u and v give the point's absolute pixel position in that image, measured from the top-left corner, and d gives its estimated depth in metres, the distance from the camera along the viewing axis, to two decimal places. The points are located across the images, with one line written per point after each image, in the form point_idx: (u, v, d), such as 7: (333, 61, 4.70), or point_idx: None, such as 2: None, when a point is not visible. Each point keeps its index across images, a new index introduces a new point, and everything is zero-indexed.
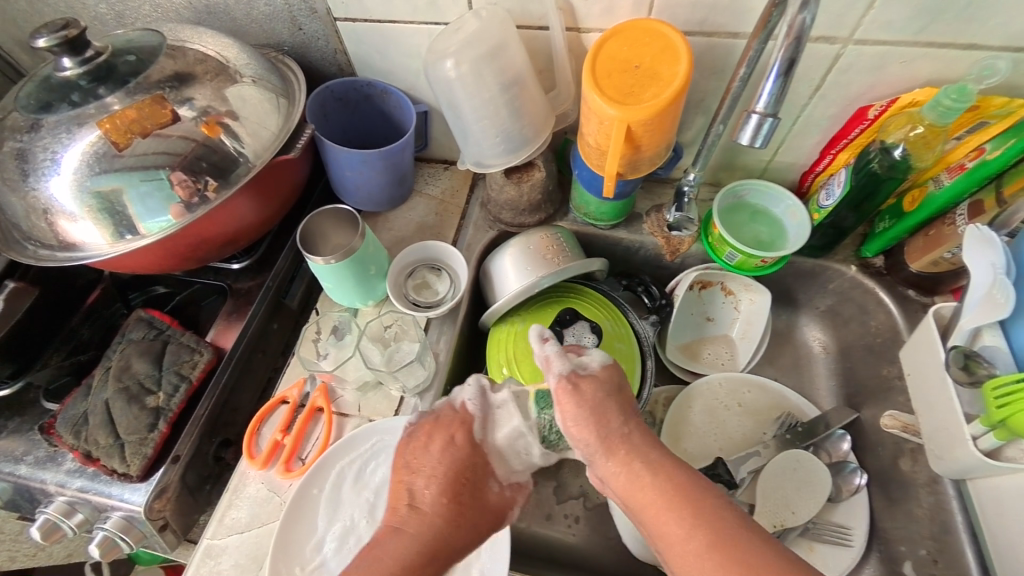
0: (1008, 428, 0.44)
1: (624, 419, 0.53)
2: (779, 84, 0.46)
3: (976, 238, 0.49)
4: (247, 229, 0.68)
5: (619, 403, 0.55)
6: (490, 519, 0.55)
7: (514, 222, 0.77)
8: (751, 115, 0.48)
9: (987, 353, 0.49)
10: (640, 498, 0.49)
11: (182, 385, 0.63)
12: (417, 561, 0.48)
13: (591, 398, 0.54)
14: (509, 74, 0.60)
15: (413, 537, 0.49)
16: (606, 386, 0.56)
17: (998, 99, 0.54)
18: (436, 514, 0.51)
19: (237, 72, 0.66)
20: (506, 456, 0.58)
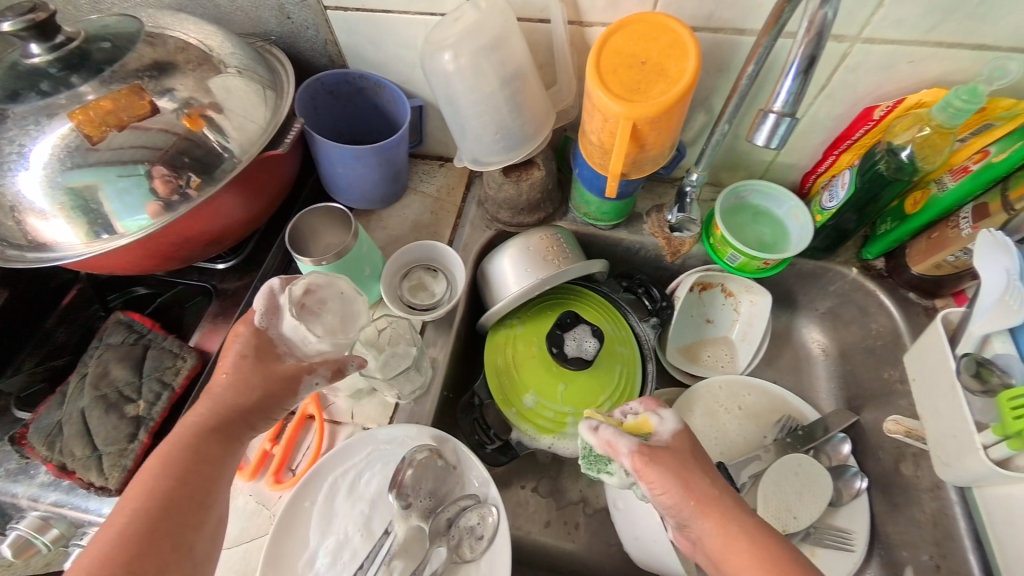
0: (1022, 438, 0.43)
1: (707, 478, 0.48)
2: (798, 82, 0.44)
3: (989, 243, 0.48)
4: (233, 227, 0.65)
5: (696, 461, 0.49)
6: (281, 387, 0.52)
7: (512, 222, 0.75)
8: (768, 115, 0.46)
9: (1001, 361, 0.47)
10: (736, 558, 0.44)
11: (164, 392, 0.59)
12: (209, 423, 0.48)
13: (672, 462, 0.48)
14: (509, 68, 0.58)
15: (211, 401, 0.50)
16: (684, 449, 0.50)
17: (1005, 101, 0.53)
18: (221, 381, 0.50)
19: (221, 62, 0.63)
20: (292, 343, 0.52)
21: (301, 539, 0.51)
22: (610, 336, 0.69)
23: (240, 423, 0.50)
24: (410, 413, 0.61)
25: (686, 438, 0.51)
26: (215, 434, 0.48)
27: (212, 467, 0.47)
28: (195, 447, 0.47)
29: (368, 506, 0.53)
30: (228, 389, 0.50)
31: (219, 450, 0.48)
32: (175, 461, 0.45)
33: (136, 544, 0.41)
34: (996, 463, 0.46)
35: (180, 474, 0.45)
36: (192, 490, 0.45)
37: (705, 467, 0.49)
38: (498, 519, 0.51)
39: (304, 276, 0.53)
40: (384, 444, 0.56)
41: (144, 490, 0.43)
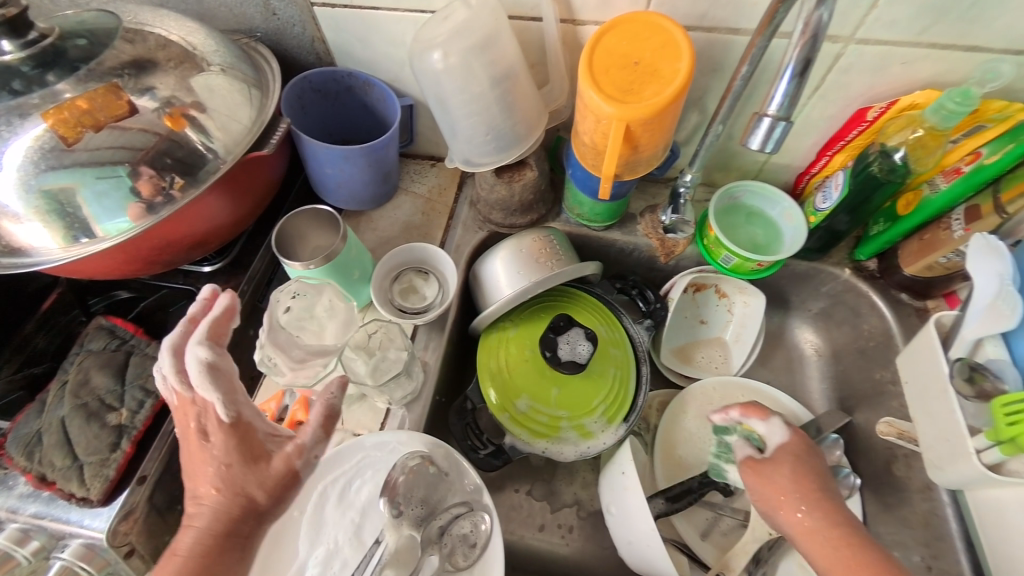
0: (1015, 443, 0.44)
1: (817, 485, 0.51)
2: (794, 85, 0.43)
3: (983, 246, 0.48)
4: (218, 230, 0.63)
5: (809, 470, 0.52)
6: (282, 485, 0.47)
7: (504, 223, 0.75)
8: (763, 118, 0.46)
9: (994, 366, 0.49)
10: (823, 556, 0.47)
11: (148, 400, 0.58)
12: (209, 542, 0.43)
13: (778, 466, 0.52)
14: (500, 68, 0.57)
15: (201, 520, 0.44)
16: (796, 458, 0.53)
17: (997, 103, 0.54)
18: (212, 495, 0.45)
19: (203, 60, 0.61)
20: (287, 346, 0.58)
21: (292, 547, 0.51)
22: (603, 339, 0.68)
23: (247, 531, 0.45)
24: (401, 418, 0.60)
25: (798, 447, 0.54)
26: (221, 552, 0.43)
27: None
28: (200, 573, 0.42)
29: (359, 514, 0.52)
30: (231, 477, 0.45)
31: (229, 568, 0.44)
32: None
33: None
34: (988, 467, 0.47)
35: None
36: None
37: (816, 474, 0.52)
38: (491, 525, 0.51)
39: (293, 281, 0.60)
40: (374, 450, 0.55)
41: None
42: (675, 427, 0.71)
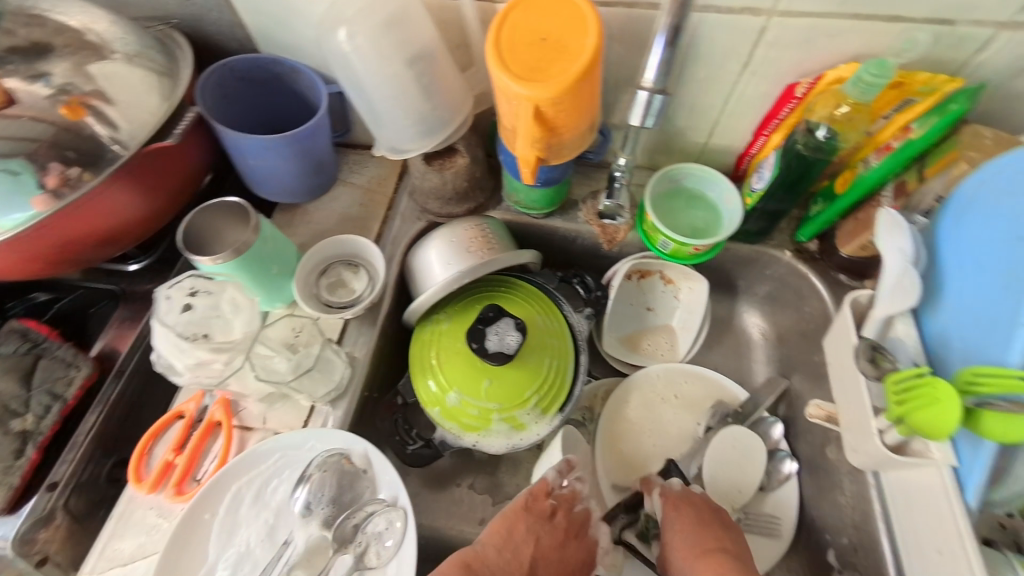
0: (909, 424, 0.43)
1: (697, 536, 0.56)
2: (666, 55, 0.45)
3: (886, 221, 0.47)
4: (138, 222, 0.60)
5: (691, 524, 0.57)
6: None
7: (442, 212, 0.72)
8: (640, 92, 0.48)
9: (891, 344, 0.50)
10: None
11: (55, 405, 0.57)
12: None
13: (681, 539, 0.56)
14: (413, 48, 0.54)
15: None
16: (677, 514, 0.58)
17: (922, 75, 0.52)
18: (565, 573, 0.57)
19: (107, 48, 0.58)
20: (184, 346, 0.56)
21: (199, 552, 0.49)
22: (541, 329, 0.66)
23: None
24: (325, 415, 0.59)
25: (684, 499, 0.60)
26: None
27: None
28: None
29: (274, 514, 0.51)
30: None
31: None
32: None
33: None
34: (891, 449, 0.46)
35: None
36: None
37: (698, 527, 0.57)
38: (406, 524, 0.50)
39: (186, 278, 0.58)
40: (293, 450, 0.54)
41: None
42: (617, 419, 0.70)
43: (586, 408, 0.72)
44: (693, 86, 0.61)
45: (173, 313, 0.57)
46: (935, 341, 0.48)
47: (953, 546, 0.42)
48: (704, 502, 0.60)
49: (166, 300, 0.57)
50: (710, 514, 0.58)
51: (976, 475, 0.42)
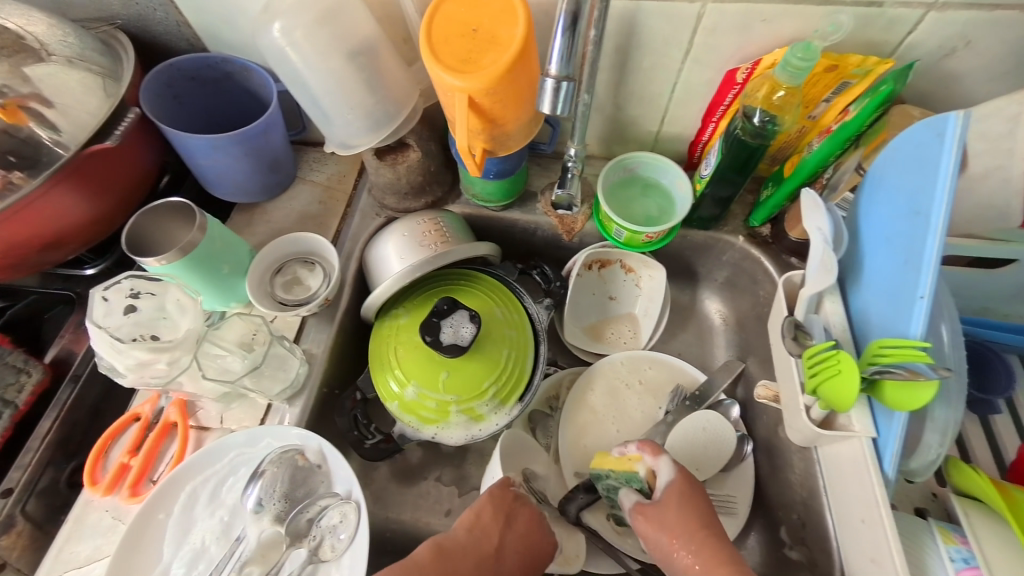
0: (825, 396, 0.46)
1: (700, 518, 0.52)
2: (565, 41, 0.46)
3: (807, 202, 0.50)
4: (86, 224, 0.60)
5: (697, 507, 0.52)
6: None
7: (400, 208, 0.71)
8: (547, 80, 0.47)
9: (808, 322, 0.51)
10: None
11: (6, 410, 0.57)
12: None
13: (671, 517, 0.52)
14: (353, 42, 0.54)
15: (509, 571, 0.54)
16: (685, 495, 0.53)
17: (856, 57, 0.52)
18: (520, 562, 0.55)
19: (44, 50, 0.57)
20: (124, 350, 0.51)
21: (153, 551, 0.50)
22: (499, 320, 0.66)
23: None
24: (283, 413, 0.59)
25: (683, 485, 0.54)
26: None
27: None
28: None
29: (228, 513, 0.52)
30: (427, 563, 0.52)
31: None
32: None
33: None
34: (818, 424, 0.48)
35: None
36: None
37: (699, 511, 0.52)
38: (359, 517, 0.50)
39: (125, 279, 0.55)
40: (247, 448, 0.54)
41: None
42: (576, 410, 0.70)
43: (551, 397, 0.73)
44: (639, 75, 0.61)
45: (116, 315, 0.53)
46: (858, 319, 0.49)
47: (871, 510, 0.44)
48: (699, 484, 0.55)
49: (103, 302, 0.54)
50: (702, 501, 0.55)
51: (891, 444, 0.43)
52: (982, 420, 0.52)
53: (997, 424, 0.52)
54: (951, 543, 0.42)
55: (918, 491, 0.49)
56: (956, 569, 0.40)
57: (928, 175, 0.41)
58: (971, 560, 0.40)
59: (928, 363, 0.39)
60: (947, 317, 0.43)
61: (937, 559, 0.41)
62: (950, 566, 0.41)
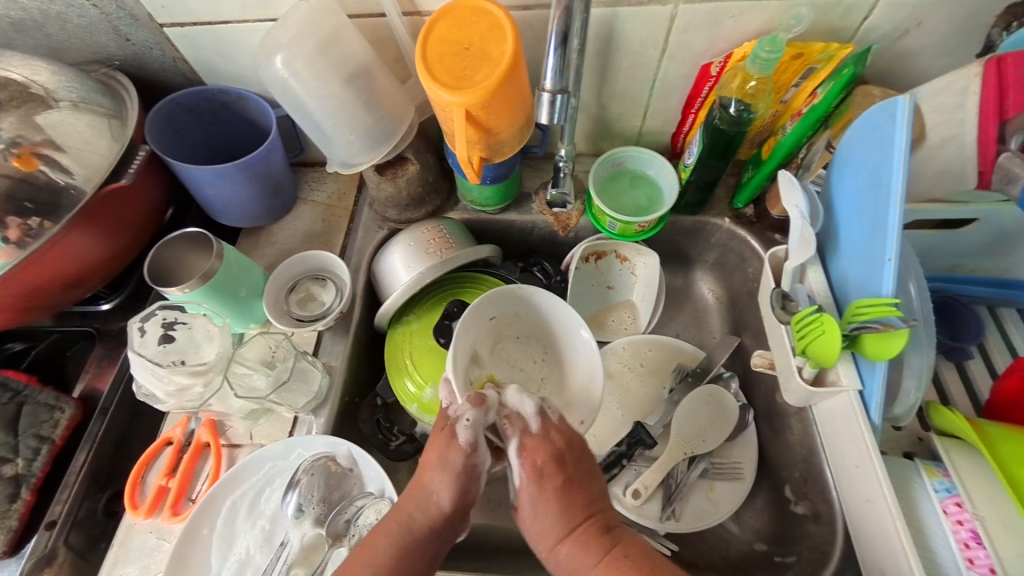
0: (814, 356, 0.50)
1: (562, 501, 0.49)
2: (558, 56, 0.49)
3: (784, 182, 0.54)
4: (103, 262, 0.62)
5: (551, 510, 0.49)
6: (469, 494, 0.51)
7: (402, 219, 0.74)
8: (542, 94, 0.51)
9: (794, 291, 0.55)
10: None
11: (44, 447, 0.59)
12: (421, 527, 0.49)
13: (553, 509, 0.49)
14: (350, 67, 0.57)
15: (446, 489, 0.50)
16: (562, 494, 0.50)
17: (818, 44, 0.56)
18: (448, 478, 0.50)
19: (51, 97, 0.61)
20: (150, 377, 0.54)
21: (202, 563, 0.52)
22: None
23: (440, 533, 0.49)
24: (309, 424, 0.61)
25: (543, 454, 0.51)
26: (417, 543, 0.48)
27: (417, 572, 0.47)
28: (403, 547, 0.47)
29: (268, 522, 0.54)
30: (384, 536, 0.48)
31: (418, 566, 0.47)
32: (392, 544, 0.47)
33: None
34: (810, 383, 0.52)
35: (398, 571, 0.46)
36: (409, 568, 0.47)
37: (581, 489, 0.51)
38: None
39: (158, 309, 0.58)
40: (280, 460, 0.57)
41: (381, 565, 0.46)
42: (545, 321, 0.64)
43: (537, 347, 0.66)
44: (619, 74, 0.65)
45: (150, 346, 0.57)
46: (840, 285, 0.53)
47: (863, 454, 0.48)
48: (573, 469, 0.51)
49: (140, 333, 0.57)
50: (570, 472, 0.51)
51: (875, 394, 0.47)
52: (958, 366, 0.57)
53: (972, 368, 0.56)
54: (935, 477, 0.46)
55: (906, 437, 0.53)
56: (940, 498, 0.45)
57: (886, 151, 0.46)
58: (953, 489, 0.45)
59: (899, 316, 0.43)
60: (917, 275, 0.48)
61: (923, 491, 0.46)
62: (934, 496, 0.45)
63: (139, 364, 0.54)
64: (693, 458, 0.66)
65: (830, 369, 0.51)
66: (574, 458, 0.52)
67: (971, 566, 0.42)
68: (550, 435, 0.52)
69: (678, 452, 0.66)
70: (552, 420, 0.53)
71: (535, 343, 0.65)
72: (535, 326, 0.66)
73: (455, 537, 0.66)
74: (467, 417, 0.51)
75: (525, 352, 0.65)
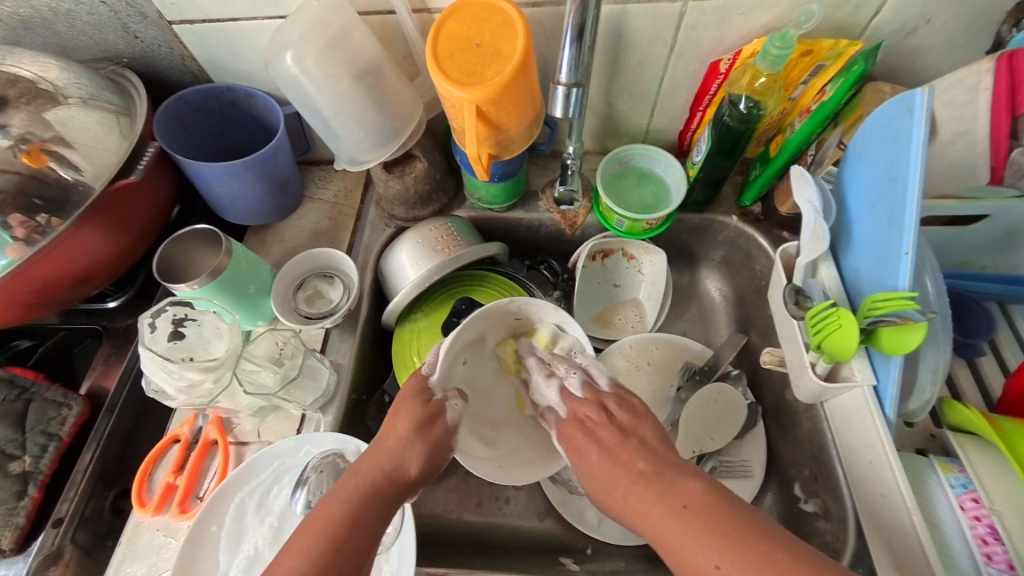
0: (828, 351, 0.50)
1: (611, 456, 0.49)
2: (574, 52, 0.49)
3: (797, 179, 0.55)
4: (112, 259, 0.62)
5: (598, 461, 0.50)
6: (435, 459, 0.52)
7: (409, 217, 0.74)
8: (558, 88, 0.52)
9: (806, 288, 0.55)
10: (667, 534, 0.41)
11: (51, 444, 0.59)
12: (379, 488, 0.47)
13: (603, 470, 0.49)
14: (359, 64, 0.57)
15: (410, 453, 0.50)
16: (601, 444, 0.51)
17: (827, 42, 0.56)
18: (416, 441, 0.51)
19: (61, 94, 0.61)
20: (160, 373, 0.54)
21: (211, 561, 0.52)
22: None
23: (398, 495, 0.48)
24: (317, 422, 0.61)
25: (579, 419, 0.55)
26: (375, 503, 0.46)
27: (369, 537, 0.44)
28: (361, 505, 0.45)
29: (277, 520, 0.54)
30: (343, 496, 0.45)
31: (371, 529, 0.44)
32: (347, 502, 0.45)
33: (342, 533, 0.43)
34: (823, 379, 0.52)
35: (348, 529, 0.43)
36: (364, 533, 0.44)
37: (611, 434, 0.51)
38: (403, 510, 0.54)
39: (169, 305, 0.57)
40: (289, 457, 0.57)
41: (333, 525, 0.43)
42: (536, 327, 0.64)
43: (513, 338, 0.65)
44: (628, 71, 0.65)
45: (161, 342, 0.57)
46: (851, 281, 0.53)
47: (876, 450, 0.48)
48: (608, 425, 0.52)
49: (151, 329, 0.56)
50: (608, 427, 0.52)
51: (890, 389, 0.47)
52: (969, 363, 0.56)
53: (984, 366, 0.56)
54: (950, 473, 0.46)
55: (917, 433, 0.52)
56: (956, 494, 0.45)
57: (901, 145, 0.46)
58: (969, 484, 0.45)
59: (916, 309, 0.43)
60: (929, 270, 0.48)
61: (938, 488, 0.46)
62: (951, 492, 0.45)
63: (150, 359, 0.54)
64: (702, 455, 0.67)
65: (842, 365, 0.51)
66: (605, 420, 0.53)
67: (989, 563, 0.42)
68: (578, 414, 0.56)
69: (687, 449, 0.67)
70: (575, 396, 0.57)
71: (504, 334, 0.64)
72: (531, 335, 0.64)
73: (463, 535, 0.66)
74: (454, 400, 0.57)
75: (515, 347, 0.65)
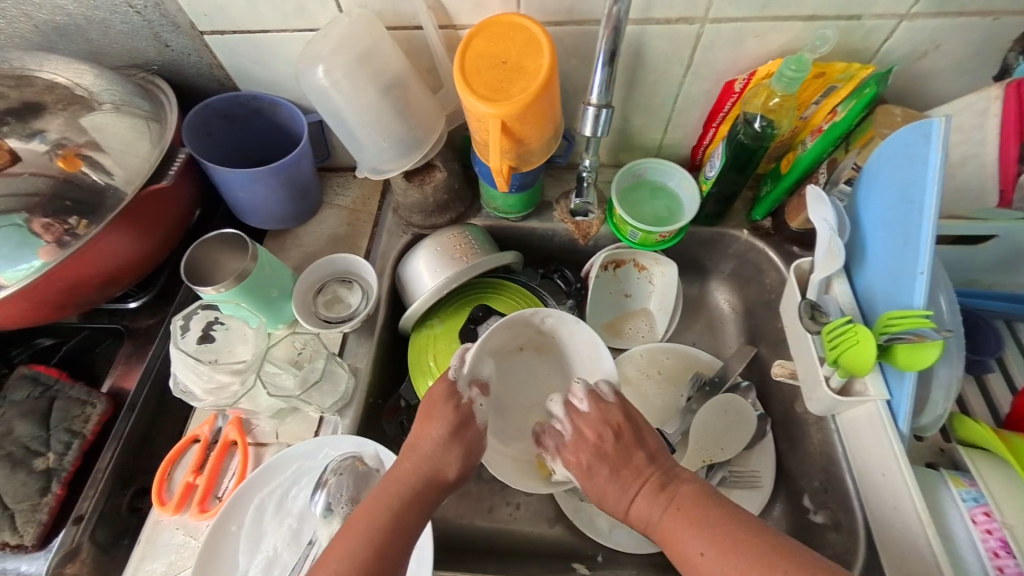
0: (843, 365, 0.51)
1: (624, 471, 0.52)
2: (605, 74, 0.53)
3: (812, 197, 0.57)
4: (138, 261, 0.63)
5: (605, 477, 0.52)
6: (466, 463, 0.53)
7: (426, 224, 0.75)
8: (587, 108, 0.56)
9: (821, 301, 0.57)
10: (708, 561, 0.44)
11: (74, 441, 0.60)
12: (412, 494, 0.49)
13: (611, 488, 0.52)
14: (386, 77, 0.59)
15: (436, 462, 0.52)
16: (616, 457, 0.53)
17: (839, 64, 0.58)
18: (447, 447, 0.53)
19: (95, 100, 0.63)
20: (189, 372, 0.56)
21: (229, 560, 0.53)
22: None
23: (433, 498, 0.50)
24: (335, 425, 0.62)
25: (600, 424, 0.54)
26: (410, 508, 0.48)
27: (402, 538, 0.46)
28: (396, 513, 0.47)
29: (296, 520, 0.55)
30: (370, 511, 0.47)
31: (409, 528, 0.47)
32: (377, 518, 0.47)
33: (377, 539, 0.45)
34: (837, 392, 0.53)
35: (382, 537, 0.45)
36: (399, 537, 0.46)
37: (628, 446, 0.53)
38: None
39: (199, 309, 0.61)
40: (308, 459, 0.58)
41: (367, 532, 0.46)
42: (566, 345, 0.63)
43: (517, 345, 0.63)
44: (644, 89, 0.67)
45: (189, 342, 0.59)
46: (864, 296, 0.55)
47: (890, 464, 0.50)
48: (616, 442, 0.53)
49: (182, 330, 0.59)
50: (627, 431, 0.54)
51: (903, 404, 0.49)
52: (977, 378, 0.58)
53: (991, 382, 0.57)
54: (962, 487, 0.48)
55: (927, 448, 0.54)
56: (968, 507, 0.47)
57: (916, 168, 0.47)
58: (980, 498, 0.47)
59: (932, 327, 0.45)
60: (942, 289, 0.50)
61: (950, 502, 0.48)
62: (962, 505, 0.47)
63: (184, 356, 0.56)
64: (711, 465, 0.68)
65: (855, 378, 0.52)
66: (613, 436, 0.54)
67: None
68: (585, 428, 0.55)
69: (697, 458, 0.68)
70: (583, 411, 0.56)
71: (513, 348, 0.63)
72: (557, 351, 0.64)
73: (474, 540, 0.67)
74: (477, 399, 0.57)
75: (520, 353, 0.64)
